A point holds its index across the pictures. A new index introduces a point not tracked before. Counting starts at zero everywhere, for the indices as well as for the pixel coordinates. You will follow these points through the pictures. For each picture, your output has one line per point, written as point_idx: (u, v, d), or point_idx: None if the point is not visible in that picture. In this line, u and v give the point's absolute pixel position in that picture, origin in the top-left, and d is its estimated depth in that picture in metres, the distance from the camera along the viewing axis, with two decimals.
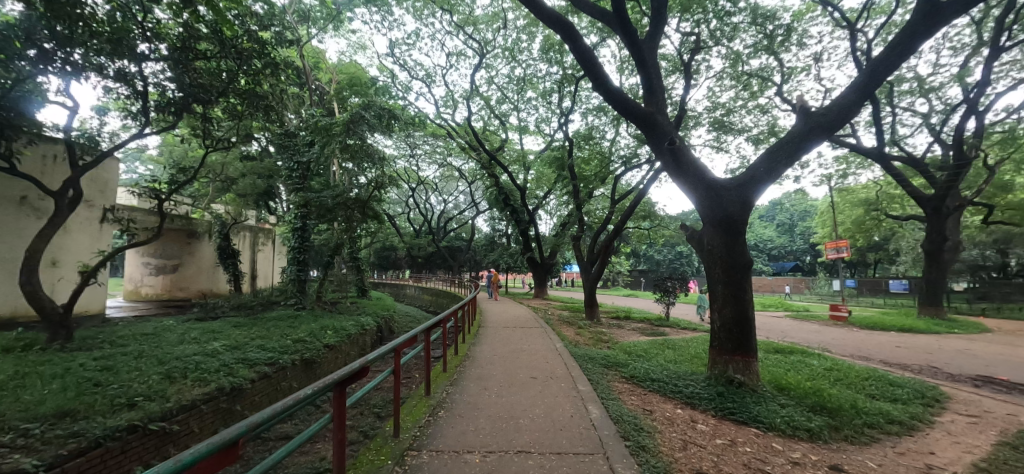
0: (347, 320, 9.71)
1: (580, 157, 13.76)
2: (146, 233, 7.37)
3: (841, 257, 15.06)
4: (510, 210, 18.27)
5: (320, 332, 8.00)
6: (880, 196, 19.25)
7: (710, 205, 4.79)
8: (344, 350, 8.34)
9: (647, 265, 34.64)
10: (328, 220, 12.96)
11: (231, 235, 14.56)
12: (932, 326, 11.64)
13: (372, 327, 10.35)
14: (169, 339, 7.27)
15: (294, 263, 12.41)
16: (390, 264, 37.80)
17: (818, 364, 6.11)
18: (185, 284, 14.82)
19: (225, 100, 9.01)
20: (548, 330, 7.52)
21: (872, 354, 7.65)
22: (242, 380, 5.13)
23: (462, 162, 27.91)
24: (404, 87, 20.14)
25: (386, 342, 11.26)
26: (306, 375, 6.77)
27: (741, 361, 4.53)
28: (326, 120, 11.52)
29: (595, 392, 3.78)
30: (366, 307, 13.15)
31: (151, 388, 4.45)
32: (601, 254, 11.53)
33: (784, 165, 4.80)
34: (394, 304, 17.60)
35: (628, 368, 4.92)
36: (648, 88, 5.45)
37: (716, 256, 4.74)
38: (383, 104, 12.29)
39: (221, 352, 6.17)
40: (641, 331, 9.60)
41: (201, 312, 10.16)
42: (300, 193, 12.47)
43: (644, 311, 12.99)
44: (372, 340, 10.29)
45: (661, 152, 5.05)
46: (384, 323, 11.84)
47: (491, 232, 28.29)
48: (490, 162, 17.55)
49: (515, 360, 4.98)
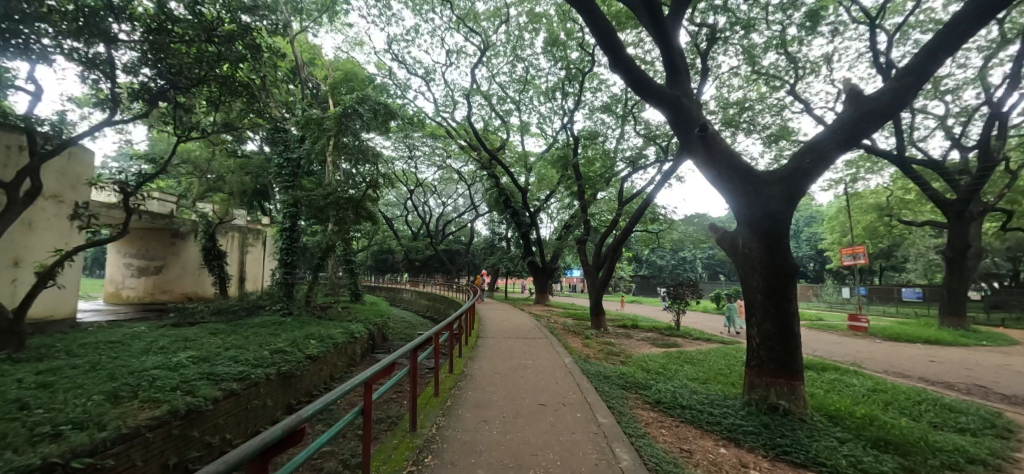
0: (335, 328, 9.00)
1: (585, 157, 13.15)
2: (112, 230, 6.71)
3: (857, 264, 14.39)
4: (511, 213, 17.62)
5: (302, 342, 7.29)
6: (892, 201, 18.66)
7: (748, 202, 4.13)
8: (331, 361, 7.66)
9: (649, 270, 33.94)
10: (319, 220, 12.27)
11: (217, 235, 13.85)
12: (957, 337, 10.98)
13: (363, 335, 9.67)
14: (134, 348, 6.55)
15: (281, 265, 11.70)
16: (387, 268, 37.12)
17: (859, 384, 5.42)
18: (168, 286, 14.08)
19: (206, 89, 8.40)
20: (554, 342, 6.82)
21: (910, 371, 6.94)
22: (202, 401, 4.42)
23: (462, 164, 27.30)
24: (403, 85, 19.56)
25: (377, 351, 10.55)
26: (284, 391, 6.06)
27: (786, 384, 3.84)
28: (317, 114, 10.94)
29: (620, 426, 3.07)
30: (358, 313, 12.44)
31: (88, 412, 3.74)
32: (608, 257, 10.78)
33: (832, 158, 4.14)
34: (388, 310, 16.89)
35: (651, 390, 4.22)
36: (672, 71, 4.77)
37: (755, 260, 4.06)
38: (378, 99, 11.70)
39: (186, 365, 5.46)
40: (652, 341, 8.91)
41: (178, 318, 9.43)
42: (289, 191, 11.81)
43: (651, 319, 12.28)
44: (362, 349, 9.58)
45: (690, 140, 4.39)
46: (376, 330, 11.16)
47: (490, 236, 27.59)
48: (490, 162, 16.91)
49: (519, 380, 4.29)
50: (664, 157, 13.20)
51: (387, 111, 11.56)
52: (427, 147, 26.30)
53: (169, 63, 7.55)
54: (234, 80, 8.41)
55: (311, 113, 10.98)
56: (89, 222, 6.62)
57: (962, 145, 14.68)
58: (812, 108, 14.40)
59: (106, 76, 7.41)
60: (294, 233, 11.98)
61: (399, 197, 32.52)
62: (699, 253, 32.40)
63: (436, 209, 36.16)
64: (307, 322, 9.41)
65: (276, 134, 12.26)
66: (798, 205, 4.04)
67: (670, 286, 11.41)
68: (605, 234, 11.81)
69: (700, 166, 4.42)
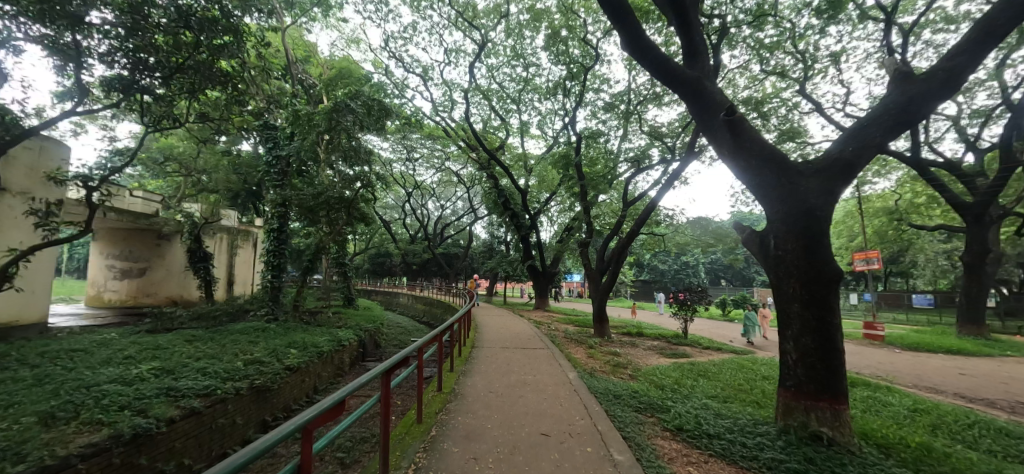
0: (321, 335, 8.43)
1: (587, 157, 12.61)
2: (74, 226, 6.15)
3: (870, 269, 13.84)
4: (509, 215, 17.07)
5: (282, 352, 6.72)
6: (902, 206, 18.16)
7: (780, 196, 3.59)
8: (314, 371, 7.09)
9: (651, 275, 33.26)
10: (310, 221, 11.72)
11: (203, 236, 13.27)
12: (980, 347, 10.42)
13: (352, 342, 9.10)
14: (95, 358, 5.96)
15: (268, 267, 11.11)
16: (385, 271, 36.47)
17: (897, 403, 4.84)
18: (153, 289, 13.44)
19: (185, 78, 7.85)
20: (555, 353, 6.25)
21: (944, 386, 6.35)
22: (153, 422, 3.85)
23: (461, 167, 26.88)
24: (401, 85, 19.13)
25: (368, 359, 9.96)
26: (258, 407, 5.48)
27: (829, 409, 3.29)
28: (307, 109, 10.45)
29: (641, 467, 2.50)
30: (350, 319, 11.85)
31: (8, 440, 3.15)
32: (613, 261, 10.18)
33: (876, 148, 3.60)
34: (383, 315, 16.30)
35: (669, 413, 3.66)
36: (692, 50, 4.26)
37: (790, 263, 3.51)
38: (372, 95, 11.20)
39: (146, 379, 4.88)
40: (659, 351, 8.34)
41: (154, 323, 8.84)
42: (278, 190, 11.27)
43: (657, 326, 11.71)
44: (351, 357, 8.99)
45: (714, 127, 3.87)
46: (367, 337, 10.57)
47: (489, 239, 27.03)
48: (489, 162, 16.41)
49: (517, 401, 3.72)
50: (669, 158, 12.72)
51: (381, 108, 11.08)
52: (426, 149, 25.87)
53: (146, 55, 7.23)
54: (212, 66, 7.90)
55: (301, 109, 10.50)
56: (49, 217, 6.06)
57: (976, 148, 14.21)
58: (822, 108, 13.93)
59: (76, 65, 6.91)
60: (283, 234, 11.40)
61: (397, 199, 32.03)
62: (701, 258, 31.83)
63: (434, 213, 35.66)
64: (292, 328, 8.83)
65: (265, 131, 11.76)
66: (840, 200, 3.50)
67: (677, 292, 10.85)
68: (608, 236, 11.26)
69: (725, 157, 3.89)
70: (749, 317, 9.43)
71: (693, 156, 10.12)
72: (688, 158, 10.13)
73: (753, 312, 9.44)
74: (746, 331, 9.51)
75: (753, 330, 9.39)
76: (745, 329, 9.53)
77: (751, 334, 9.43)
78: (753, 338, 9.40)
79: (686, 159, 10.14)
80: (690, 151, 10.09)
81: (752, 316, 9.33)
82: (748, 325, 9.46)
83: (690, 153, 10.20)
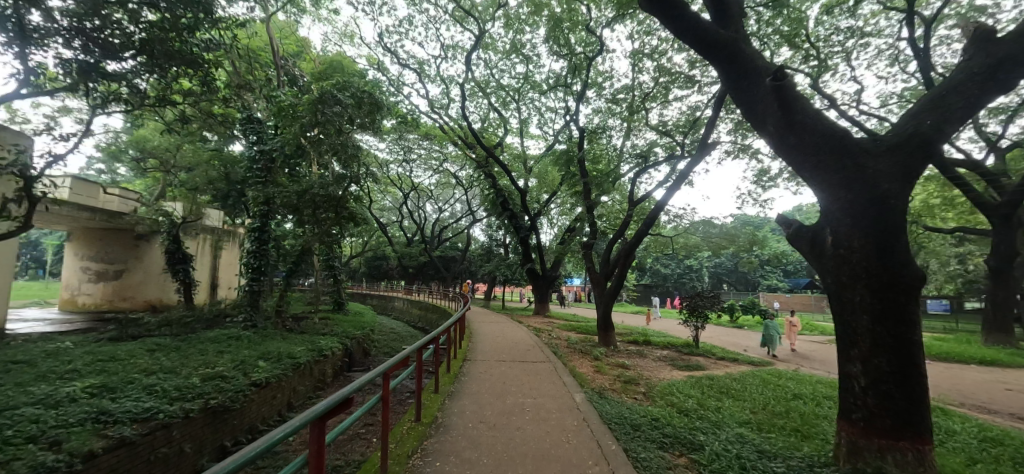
0: (300, 344, 7.67)
1: (590, 153, 11.89)
2: (12, 221, 5.42)
3: None
4: (508, 215, 16.34)
5: (249, 365, 5.96)
6: (915, 208, 17.49)
7: (839, 181, 2.90)
8: (288, 386, 6.35)
9: (653, 279, 32.41)
10: (295, 221, 11.00)
11: (183, 237, 12.54)
12: (1011, 357, 9.72)
13: (335, 352, 8.37)
14: (31, 373, 5.19)
15: (248, 270, 10.35)
16: (381, 275, 35.67)
17: (959, 431, 4.15)
18: (129, 293, 12.59)
19: (149, 62, 7.18)
20: (558, 366, 5.53)
21: (998, 406, 5.62)
22: (64, 460, 3.07)
23: (459, 168, 26.23)
24: (397, 81, 18.51)
25: (353, 370, 9.20)
26: (214, 431, 4.72)
27: (910, 450, 2.58)
28: (291, 100, 9.82)
29: None
30: (338, 325, 11.11)
31: None
32: (619, 264, 9.32)
33: (957, 121, 2.89)
34: (375, 320, 15.53)
35: (704, 453, 2.93)
36: (722, 9, 3.58)
37: (855, 263, 2.81)
38: (362, 86, 10.52)
39: (76, 402, 4.11)
40: (672, 363, 7.61)
41: (119, 330, 8.08)
42: (260, 187, 10.53)
43: (664, 334, 10.96)
44: (334, 368, 8.24)
45: (754, 98, 3.19)
46: (354, 345, 9.81)
47: (487, 242, 26.27)
48: (486, 160, 15.70)
49: (514, 436, 2.99)
50: (676, 155, 12.04)
51: (371, 102, 10.41)
52: (423, 150, 25.24)
53: (107, 34, 6.67)
54: (181, 49, 7.27)
55: (285, 101, 9.84)
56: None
57: (996, 147, 13.56)
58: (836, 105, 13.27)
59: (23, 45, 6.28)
60: (265, 235, 10.63)
61: (394, 201, 31.32)
62: (705, 262, 31.00)
63: (432, 215, 34.95)
64: (269, 337, 8.07)
65: (248, 125, 11.07)
66: (916, 185, 2.81)
67: (687, 297, 10.11)
68: (613, 238, 10.49)
69: (766, 134, 3.21)
70: (770, 327, 8.68)
71: (708, 149, 9.24)
72: (703, 152, 9.25)
73: (775, 321, 8.69)
74: (766, 341, 8.77)
75: (775, 340, 8.64)
76: (765, 339, 8.79)
77: (771, 344, 8.69)
78: (773, 349, 8.65)
79: (700, 152, 9.22)
80: (704, 145, 9.20)
81: (773, 326, 8.59)
82: (768, 336, 8.71)
83: (705, 147, 9.30)
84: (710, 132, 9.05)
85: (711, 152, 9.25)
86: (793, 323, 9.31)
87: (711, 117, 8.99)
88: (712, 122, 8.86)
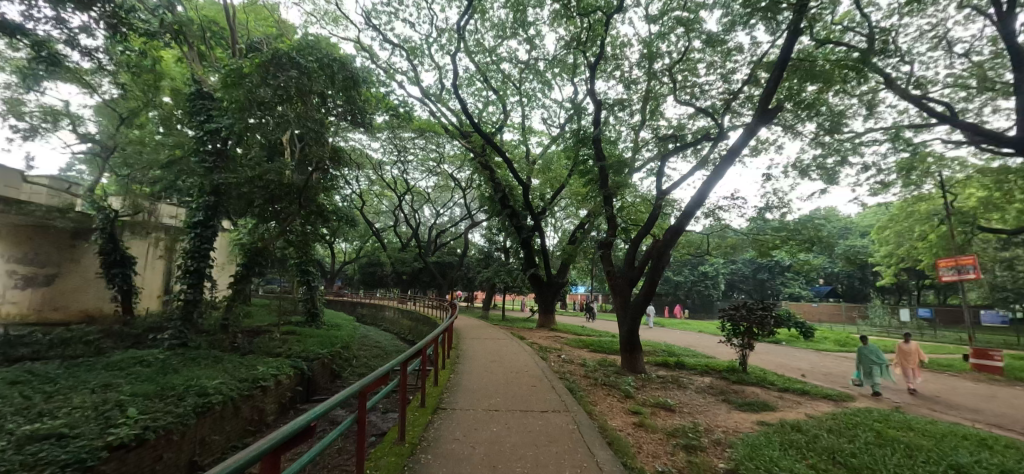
0: (224, 375, 5.70)
1: (605, 136, 10.04)
2: None
3: (965, 279, 10.47)
4: (508, 214, 14.41)
5: (116, 414, 3.98)
6: (964, 207, 15.62)
7: None
8: (186, 439, 4.39)
9: (664, 287, 30.30)
10: (249, 215, 9.14)
11: (126, 235, 10.74)
12: None
13: (280, 381, 6.42)
14: None
15: (186, 273, 8.44)
16: (376, 282, 33.70)
17: None
18: (63, 302, 10.67)
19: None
20: (583, 421, 3.53)
21: None
22: None
23: (457, 169, 24.51)
24: (387, 69, 16.84)
25: (309, 401, 7.24)
26: None
27: None
28: (241, 66, 8.10)
29: None
30: (301, 341, 9.17)
31: None
32: (652, 269, 7.17)
33: None
34: (355, 333, 13.59)
35: None
36: None
37: None
38: (330, 52, 8.72)
39: None
40: (726, 400, 5.67)
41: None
42: (204, 173, 8.71)
43: (697, 354, 8.98)
44: (277, 403, 6.28)
45: None
46: (315, 366, 7.89)
47: (486, 246, 24.33)
48: (483, 151, 13.88)
49: None
50: (708, 136, 10.18)
51: (345, 76, 8.99)
52: (418, 149, 23.60)
53: None
54: None
55: (235, 68, 8.11)
56: None
57: None
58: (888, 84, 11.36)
59: None
60: (209, 232, 8.77)
61: (389, 204, 29.54)
62: (719, 269, 28.95)
63: (430, 220, 33.12)
64: (190, 362, 6.13)
65: (197, 102, 9.32)
66: None
67: (727, 310, 8.17)
68: (639, 235, 8.48)
69: None
70: (868, 354, 6.73)
71: (768, 118, 7.37)
72: (760, 122, 7.39)
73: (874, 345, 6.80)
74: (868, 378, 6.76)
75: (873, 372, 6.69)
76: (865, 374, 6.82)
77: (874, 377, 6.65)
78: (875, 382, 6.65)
79: (757, 122, 7.37)
80: (763, 112, 7.36)
81: (872, 350, 6.66)
82: (867, 369, 6.74)
83: (764, 116, 7.47)
84: (772, 96, 7.21)
85: (771, 122, 7.40)
86: (908, 347, 6.73)
87: (773, 77, 7.13)
88: (776, 84, 7.02)
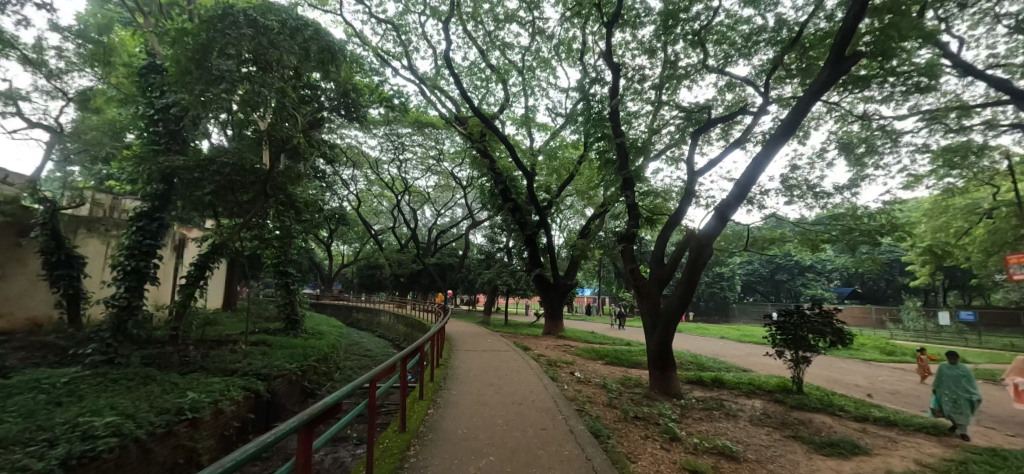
0: (136, 406, 4.34)
1: (623, 112, 8.65)
2: None
3: None
4: (509, 208, 13.04)
5: None
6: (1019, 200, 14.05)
7: None
8: None
9: None
10: (206, 207, 7.85)
11: (76, 233, 9.47)
12: None
13: (221, 410, 5.09)
14: None
15: (126, 275, 7.10)
16: (376, 285, 32.43)
17: None
18: (6, 309, 9.27)
19: None
20: None
21: None
22: None
23: (457, 166, 23.17)
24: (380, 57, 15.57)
25: (263, 429, 5.88)
26: None
27: None
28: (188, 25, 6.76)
29: None
30: (266, 354, 7.85)
31: None
32: (689, 271, 5.68)
33: None
34: (341, 341, 12.27)
35: None
36: None
37: None
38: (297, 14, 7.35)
39: None
40: (798, 438, 4.26)
41: None
42: (150, 159, 7.40)
43: (734, 368, 7.57)
44: (215, 436, 4.97)
45: None
46: (276, 384, 6.55)
47: (486, 246, 22.94)
48: (482, 138, 12.51)
49: None
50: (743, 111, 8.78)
51: (316, 43, 7.66)
52: (416, 145, 22.27)
53: None
54: None
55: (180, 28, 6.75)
56: None
57: None
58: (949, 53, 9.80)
59: None
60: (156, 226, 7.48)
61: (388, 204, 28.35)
62: (735, 269, 27.42)
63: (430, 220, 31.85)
64: (101, 389, 4.79)
65: (147, 78, 8.04)
66: None
67: (778, 314, 6.76)
68: (666, 231, 7.06)
69: None
70: (946, 370, 5.23)
71: (841, 72, 5.92)
72: (829, 79, 5.97)
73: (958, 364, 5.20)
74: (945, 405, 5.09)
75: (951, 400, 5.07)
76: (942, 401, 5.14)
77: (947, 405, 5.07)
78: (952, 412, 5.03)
79: (827, 78, 5.96)
80: (834, 63, 5.93)
81: (951, 362, 5.22)
82: (942, 387, 5.14)
83: (835, 67, 5.99)
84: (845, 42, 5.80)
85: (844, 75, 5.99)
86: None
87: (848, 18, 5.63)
88: (854, 27, 5.57)
